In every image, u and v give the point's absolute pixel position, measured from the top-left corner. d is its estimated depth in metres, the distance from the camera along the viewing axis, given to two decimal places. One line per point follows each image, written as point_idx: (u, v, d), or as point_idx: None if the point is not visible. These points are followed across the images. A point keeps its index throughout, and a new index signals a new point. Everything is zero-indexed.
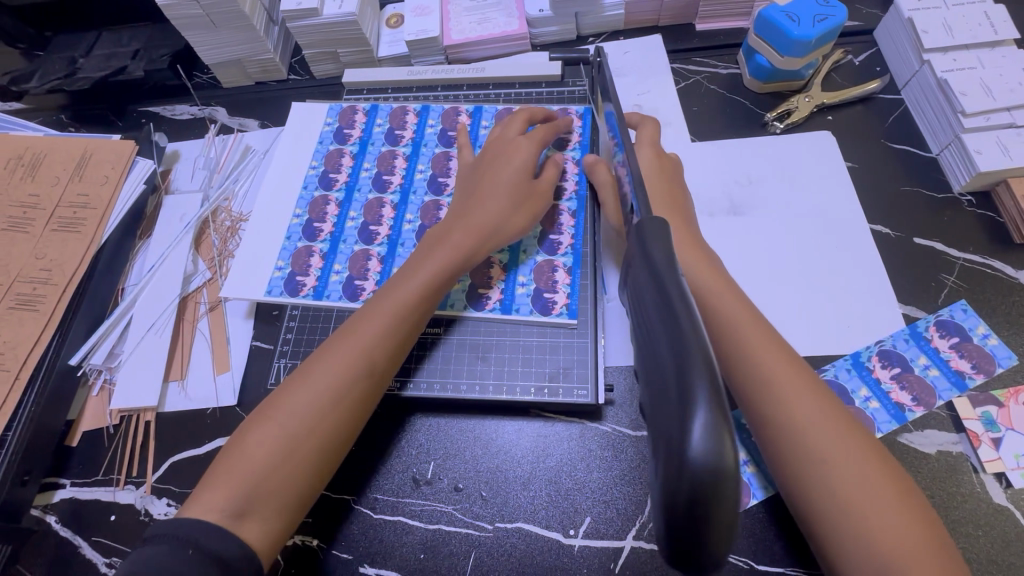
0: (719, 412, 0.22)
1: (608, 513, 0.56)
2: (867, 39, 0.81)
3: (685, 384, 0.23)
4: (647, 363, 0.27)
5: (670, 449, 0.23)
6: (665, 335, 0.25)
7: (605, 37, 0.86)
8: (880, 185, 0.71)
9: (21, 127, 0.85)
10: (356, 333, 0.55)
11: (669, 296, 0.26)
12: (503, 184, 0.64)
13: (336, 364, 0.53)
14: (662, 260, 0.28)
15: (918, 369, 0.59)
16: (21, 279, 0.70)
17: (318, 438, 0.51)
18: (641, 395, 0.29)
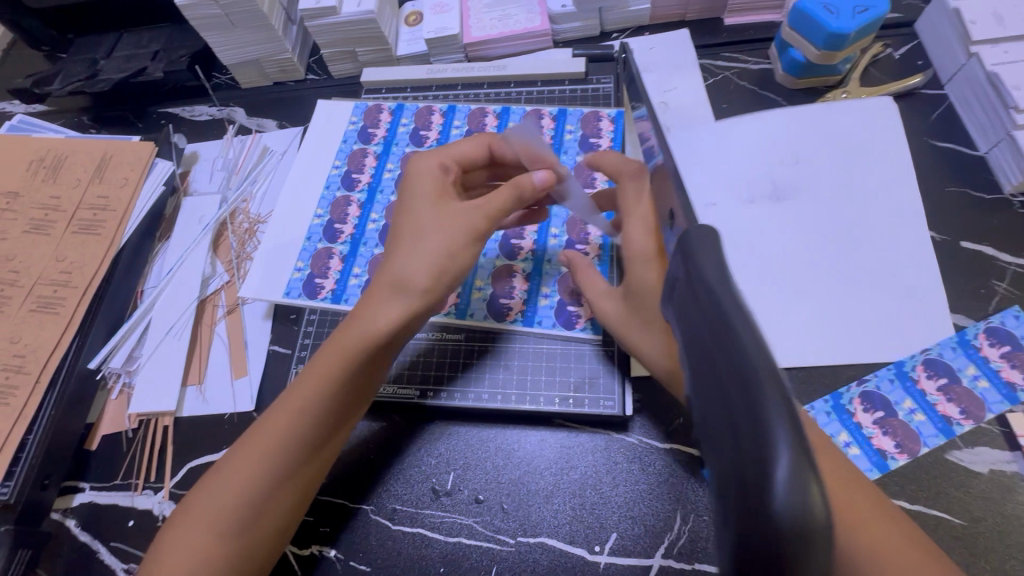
0: (803, 453, 0.20)
1: (635, 529, 0.54)
2: (908, 32, 0.77)
3: (761, 418, 0.21)
4: (706, 400, 0.25)
5: (750, 497, 0.21)
6: (732, 366, 0.22)
7: (629, 32, 0.83)
8: (923, 185, 0.67)
9: (43, 129, 0.85)
10: (279, 416, 0.51)
11: (731, 319, 0.23)
12: (446, 229, 0.54)
13: (256, 454, 0.50)
14: (718, 280, 0.25)
15: (966, 381, 0.55)
16: (42, 281, 0.69)
17: (249, 529, 0.49)
18: (698, 424, 0.27)
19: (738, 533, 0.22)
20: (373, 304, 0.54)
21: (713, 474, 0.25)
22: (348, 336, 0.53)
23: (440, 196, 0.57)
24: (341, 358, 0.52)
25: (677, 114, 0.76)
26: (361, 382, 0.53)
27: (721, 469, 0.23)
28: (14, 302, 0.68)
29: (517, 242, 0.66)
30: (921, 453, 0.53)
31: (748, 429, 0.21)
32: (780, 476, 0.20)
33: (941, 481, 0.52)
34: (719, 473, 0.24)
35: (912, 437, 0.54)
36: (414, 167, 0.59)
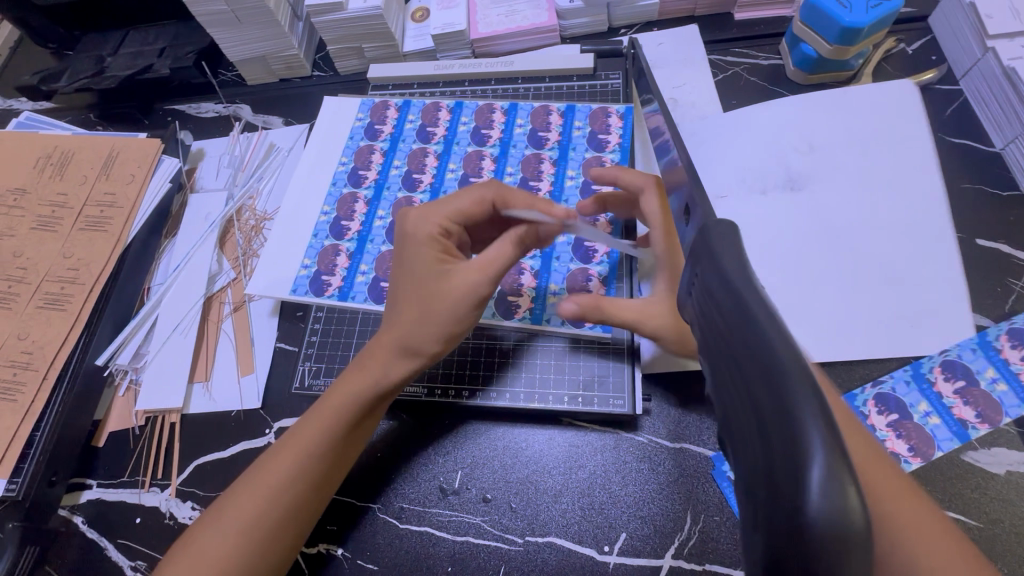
0: (840, 453, 0.19)
1: (645, 529, 0.53)
2: (921, 26, 0.76)
3: (793, 417, 0.20)
4: (732, 401, 0.24)
5: (784, 500, 0.20)
6: (759, 365, 0.22)
7: (637, 28, 0.83)
8: None
9: (50, 126, 0.85)
10: (291, 448, 0.52)
11: (757, 316, 0.23)
12: (450, 299, 0.54)
13: (272, 482, 0.50)
14: (740, 275, 0.25)
15: (984, 383, 0.54)
16: (49, 278, 0.69)
17: (266, 556, 0.49)
18: (720, 424, 0.26)
19: (770, 535, 0.21)
20: (382, 347, 0.55)
21: (739, 474, 0.24)
22: (359, 373, 0.55)
23: (442, 255, 0.56)
24: (353, 394, 0.54)
25: (686, 110, 0.75)
26: (370, 416, 0.56)
27: (750, 468, 0.23)
28: (22, 299, 0.68)
29: None
30: (936, 457, 0.52)
31: (779, 429, 0.20)
32: (814, 476, 0.19)
33: (957, 483, 0.52)
34: (747, 474, 0.23)
35: (927, 441, 0.53)
36: (411, 225, 0.56)
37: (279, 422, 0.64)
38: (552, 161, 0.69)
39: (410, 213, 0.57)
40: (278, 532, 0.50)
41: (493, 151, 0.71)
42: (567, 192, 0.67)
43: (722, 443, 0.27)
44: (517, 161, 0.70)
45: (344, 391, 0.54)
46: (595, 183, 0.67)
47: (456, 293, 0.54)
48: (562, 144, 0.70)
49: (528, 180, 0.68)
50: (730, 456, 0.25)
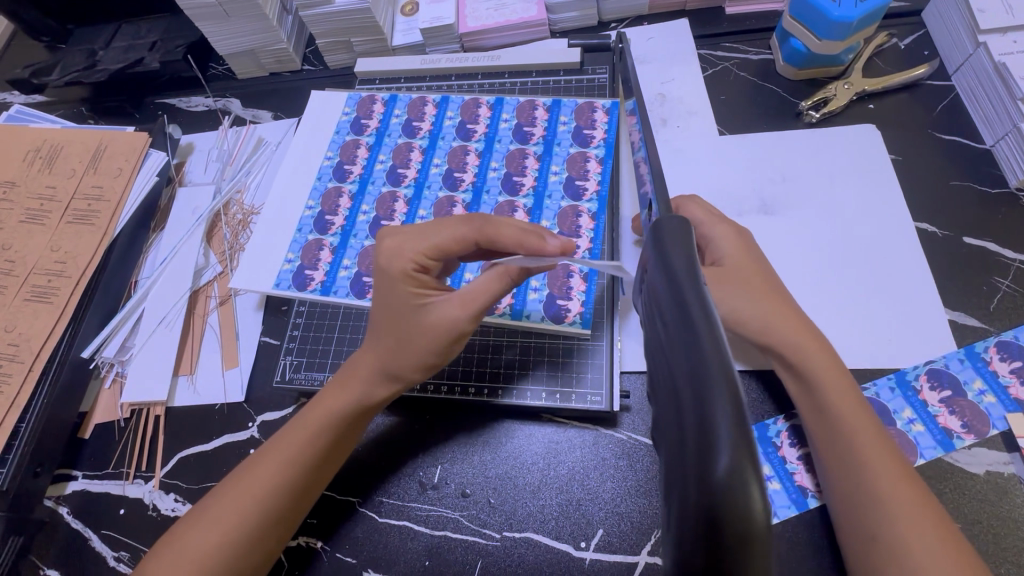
0: (746, 449, 0.19)
1: (621, 525, 0.53)
2: (914, 21, 0.75)
3: (705, 410, 0.20)
4: (665, 396, 0.24)
5: (696, 491, 0.20)
6: (685, 362, 0.22)
7: (627, 22, 0.82)
8: (926, 179, 0.66)
9: (40, 119, 0.85)
10: (273, 457, 0.52)
11: (688, 311, 0.23)
12: (432, 333, 0.54)
13: (255, 489, 0.51)
14: (683, 271, 0.25)
15: (971, 395, 0.54)
16: (36, 271, 0.70)
17: (249, 556, 0.49)
18: (661, 423, 0.26)
19: (685, 530, 0.21)
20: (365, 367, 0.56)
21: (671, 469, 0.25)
22: (343, 388, 0.56)
23: (425, 286, 0.55)
24: (339, 408, 0.55)
25: (674, 106, 0.74)
26: (355, 430, 0.56)
27: (676, 463, 0.23)
28: (9, 292, 0.69)
29: None
30: (918, 464, 0.52)
31: (693, 422, 0.21)
32: (721, 470, 0.19)
33: (937, 482, 0.51)
34: (673, 468, 0.23)
35: (909, 447, 0.52)
36: (388, 257, 0.54)
37: (262, 415, 0.64)
38: (536, 156, 0.69)
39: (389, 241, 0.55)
40: (263, 534, 0.50)
41: (478, 146, 0.71)
42: (551, 187, 0.67)
43: (661, 439, 0.28)
44: (501, 156, 0.70)
45: (330, 405, 0.55)
46: (578, 179, 0.66)
47: (433, 329, 0.54)
48: (547, 139, 0.70)
49: (512, 176, 0.68)
50: (667, 453, 0.25)
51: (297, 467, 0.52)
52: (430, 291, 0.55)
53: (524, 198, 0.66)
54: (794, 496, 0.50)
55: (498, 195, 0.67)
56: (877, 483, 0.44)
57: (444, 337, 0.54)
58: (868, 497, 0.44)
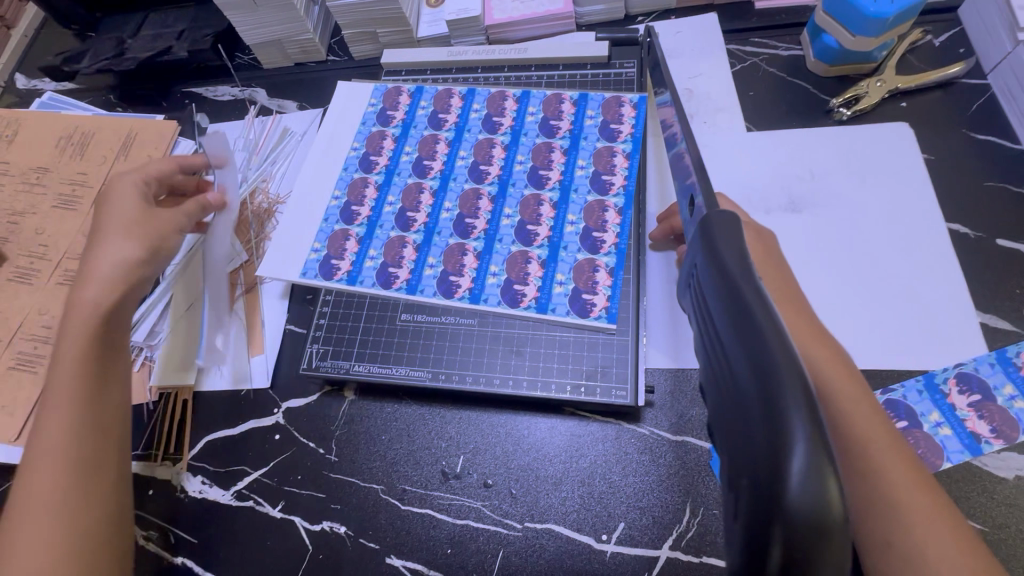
0: (821, 448, 0.20)
1: (643, 519, 0.54)
2: (950, 18, 0.74)
3: (777, 410, 0.20)
4: (722, 392, 0.25)
5: (764, 488, 0.21)
6: (748, 360, 0.22)
7: (654, 16, 0.81)
8: (959, 179, 0.65)
9: (71, 107, 0.87)
10: (25, 482, 0.49)
11: (750, 310, 0.23)
12: (128, 236, 0.61)
13: (35, 514, 0.48)
14: (741, 275, 0.25)
15: (1001, 399, 0.53)
16: (69, 256, 0.71)
17: (88, 494, 0.50)
18: (718, 419, 0.27)
19: (749, 524, 0.22)
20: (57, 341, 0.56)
21: (728, 465, 0.25)
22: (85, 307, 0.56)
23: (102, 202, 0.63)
24: (53, 396, 0.52)
25: (701, 101, 0.74)
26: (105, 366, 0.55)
27: (739, 459, 0.23)
28: (44, 275, 0.70)
29: (533, 227, 0.65)
30: (943, 467, 0.52)
31: (761, 421, 0.21)
32: (796, 468, 0.20)
33: (965, 486, 0.51)
34: (735, 465, 0.24)
35: (935, 450, 0.52)
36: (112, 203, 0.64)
37: (287, 402, 0.64)
38: (562, 150, 0.69)
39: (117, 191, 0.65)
40: (96, 466, 0.51)
41: (503, 139, 0.71)
42: (577, 181, 0.66)
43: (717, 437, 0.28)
44: (527, 150, 0.70)
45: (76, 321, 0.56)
46: (605, 174, 0.66)
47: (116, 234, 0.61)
48: (574, 133, 0.70)
49: (539, 169, 0.68)
50: (725, 450, 0.26)
51: (79, 402, 0.52)
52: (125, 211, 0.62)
53: (550, 192, 0.66)
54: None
55: (523, 189, 0.67)
56: (897, 486, 0.43)
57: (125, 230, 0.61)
58: (883, 499, 0.43)
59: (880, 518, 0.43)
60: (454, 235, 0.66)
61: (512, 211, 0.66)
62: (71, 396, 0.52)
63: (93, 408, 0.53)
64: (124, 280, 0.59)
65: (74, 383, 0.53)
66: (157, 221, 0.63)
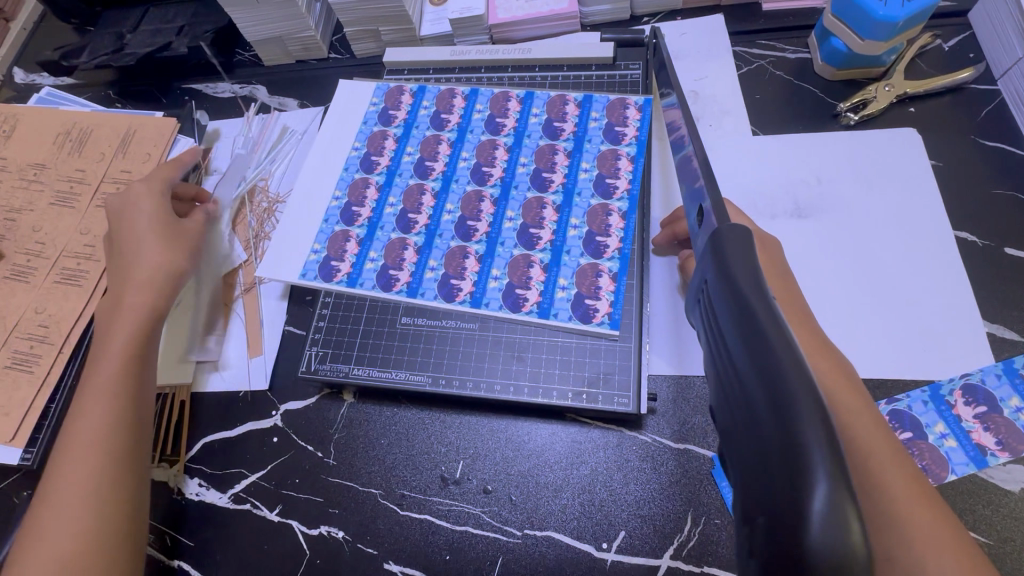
0: (844, 487, 0.19)
1: (644, 528, 0.53)
2: (960, 22, 0.73)
3: (800, 450, 0.21)
4: (743, 423, 0.25)
5: (788, 526, 0.21)
6: (770, 398, 0.23)
7: (660, 17, 0.80)
8: (968, 186, 0.64)
9: (69, 102, 0.86)
10: (60, 470, 0.52)
11: (773, 347, 0.23)
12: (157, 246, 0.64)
13: (66, 500, 0.51)
14: (761, 308, 0.25)
15: (1007, 411, 0.52)
16: (66, 254, 0.70)
17: (115, 490, 0.52)
18: (734, 446, 0.27)
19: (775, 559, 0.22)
20: (100, 337, 0.59)
21: (743, 495, 0.25)
22: (125, 312, 0.60)
23: (135, 203, 0.67)
24: (94, 390, 0.55)
25: (707, 104, 0.73)
26: (143, 367, 0.58)
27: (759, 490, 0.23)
28: (40, 273, 0.69)
29: (536, 231, 0.64)
30: (948, 480, 0.51)
31: (783, 460, 0.21)
32: (817, 510, 0.20)
33: (970, 499, 0.50)
34: (752, 497, 0.24)
35: (940, 462, 0.52)
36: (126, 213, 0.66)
37: (285, 405, 0.64)
38: (566, 152, 0.68)
39: (133, 200, 0.67)
40: (124, 463, 0.53)
41: (506, 141, 0.70)
42: (580, 185, 0.66)
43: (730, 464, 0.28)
44: (531, 152, 0.69)
45: (119, 324, 0.59)
46: (609, 177, 0.66)
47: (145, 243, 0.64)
48: (577, 136, 0.69)
49: (542, 172, 0.67)
50: (741, 478, 0.26)
51: (117, 399, 0.55)
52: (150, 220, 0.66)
53: (553, 195, 0.66)
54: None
55: (526, 191, 0.66)
56: (898, 500, 0.42)
57: (156, 234, 0.65)
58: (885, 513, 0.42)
59: (882, 532, 0.42)
60: (456, 238, 0.65)
61: (514, 213, 0.65)
62: (107, 393, 0.55)
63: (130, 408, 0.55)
64: (154, 287, 0.62)
65: (113, 380, 0.56)
66: (187, 234, 0.67)
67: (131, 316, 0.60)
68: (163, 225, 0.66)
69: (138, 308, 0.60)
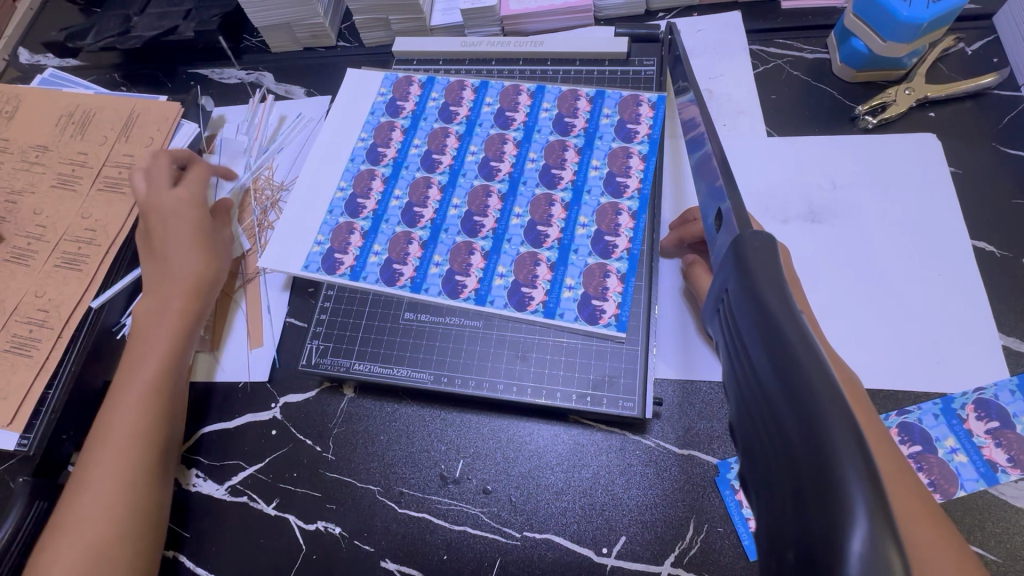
0: (884, 521, 0.19)
1: (645, 534, 0.52)
2: (984, 26, 0.71)
3: (836, 485, 0.20)
4: (766, 444, 0.24)
5: (820, 560, 0.20)
6: (800, 423, 0.22)
7: (676, 13, 0.79)
8: (987, 195, 0.62)
9: (73, 84, 0.85)
10: (93, 462, 0.54)
11: (807, 373, 0.22)
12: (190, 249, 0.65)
13: (93, 496, 0.52)
14: (794, 335, 0.24)
15: (1021, 428, 0.51)
16: (67, 238, 0.69)
17: (136, 492, 0.53)
18: (753, 466, 0.26)
19: None
20: (136, 337, 0.61)
21: (764, 521, 0.24)
22: (159, 316, 0.61)
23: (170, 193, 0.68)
24: (133, 384, 0.58)
25: (722, 103, 0.71)
26: (177, 374, 0.60)
27: (785, 516, 0.22)
28: (40, 257, 0.68)
29: (543, 228, 0.63)
30: (956, 495, 0.50)
31: (815, 495, 0.20)
32: (856, 549, 0.19)
33: (980, 516, 0.49)
34: (777, 530, 0.23)
35: (949, 477, 0.50)
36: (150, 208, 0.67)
37: (284, 397, 0.63)
38: (577, 149, 0.67)
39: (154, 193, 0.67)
40: (152, 466, 0.54)
41: (516, 135, 0.69)
42: (590, 182, 0.64)
43: (748, 483, 0.27)
44: (540, 147, 0.68)
45: (155, 327, 0.61)
46: (619, 176, 0.64)
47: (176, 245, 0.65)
48: (589, 132, 0.68)
49: (551, 168, 0.66)
50: (762, 500, 0.25)
51: (153, 403, 0.57)
52: (174, 219, 0.66)
53: (562, 192, 0.64)
54: (745, 540, 0.51)
55: (535, 187, 0.65)
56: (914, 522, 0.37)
57: (190, 236, 0.65)
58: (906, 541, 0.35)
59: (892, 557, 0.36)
60: (462, 233, 0.64)
61: (522, 210, 0.64)
62: (144, 396, 0.57)
63: (164, 414, 0.57)
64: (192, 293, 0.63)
65: (148, 384, 0.57)
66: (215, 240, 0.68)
67: (169, 322, 0.61)
68: (189, 226, 0.66)
69: (175, 308, 0.61)
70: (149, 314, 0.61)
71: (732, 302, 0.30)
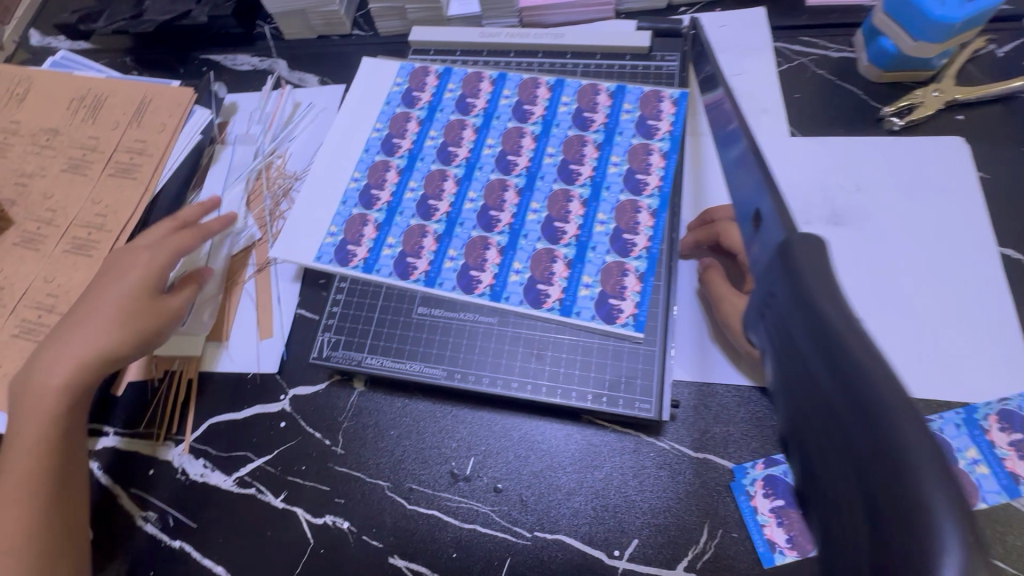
0: (976, 543, 0.19)
1: (658, 538, 0.51)
2: (1016, 27, 0.69)
3: (926, 505, 0.19)
4: (827, 459, 0.23)
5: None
6: (878, 440, 0.21)
7: (698, 8, 0.77)
8: (1015, 201, 0.61)
9: (86, 67, 0.84)
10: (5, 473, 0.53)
11: (882, 391, 0.22)
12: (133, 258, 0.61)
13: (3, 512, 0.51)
14: (859, 346, 0.23)
15: None
16: (77, 223, 0.69)
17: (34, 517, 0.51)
18: (808, 480, 0.25)
19: None
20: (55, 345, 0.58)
21: (821, 537, 0.24)
22: (81, 328, 0.57)
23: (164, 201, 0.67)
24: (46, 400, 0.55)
25: (744, 101, 0.70)
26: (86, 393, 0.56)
27: (851, 535, 0.22)
28: (50, 242, 0.68)
29: (561, 224, 0.62)
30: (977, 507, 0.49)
31: (898, 516, 0.20)
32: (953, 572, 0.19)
33: (1001, 529, 0.48)
34: (840, 547, 0.22)
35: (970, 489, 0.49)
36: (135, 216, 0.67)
37: (294, 389, 0.62)
38: (596, 144, 0.65)
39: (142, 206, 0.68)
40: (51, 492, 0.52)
41: (534, 129, 0.68)
42: (609, 179, 0.63)
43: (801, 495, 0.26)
44: (559, 141, 0.66)
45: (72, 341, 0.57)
46: (639, 173, 0.63)
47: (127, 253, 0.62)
48: (608, 128, 0.66)
49: (569, 163, 0.65)
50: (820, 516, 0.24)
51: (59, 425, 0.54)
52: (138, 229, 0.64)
53: (580, 188, 0.63)
54: (761, 548, 0.50)
55: (552, 183, 0.64)
56: None
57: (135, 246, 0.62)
58: None
59: None
60: (477, 228, 0.63)
61: (539, 205, 0.63)
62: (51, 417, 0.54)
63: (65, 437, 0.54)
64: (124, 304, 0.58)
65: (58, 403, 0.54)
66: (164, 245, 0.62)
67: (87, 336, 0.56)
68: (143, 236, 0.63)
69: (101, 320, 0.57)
70: (74, 325, 0.58)
71: (779, 308, 0.29)
